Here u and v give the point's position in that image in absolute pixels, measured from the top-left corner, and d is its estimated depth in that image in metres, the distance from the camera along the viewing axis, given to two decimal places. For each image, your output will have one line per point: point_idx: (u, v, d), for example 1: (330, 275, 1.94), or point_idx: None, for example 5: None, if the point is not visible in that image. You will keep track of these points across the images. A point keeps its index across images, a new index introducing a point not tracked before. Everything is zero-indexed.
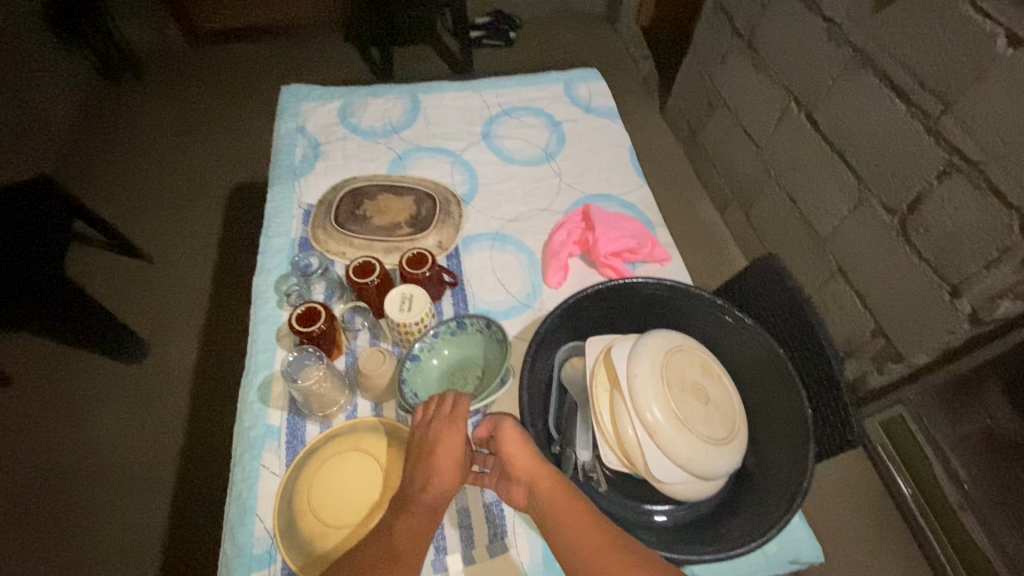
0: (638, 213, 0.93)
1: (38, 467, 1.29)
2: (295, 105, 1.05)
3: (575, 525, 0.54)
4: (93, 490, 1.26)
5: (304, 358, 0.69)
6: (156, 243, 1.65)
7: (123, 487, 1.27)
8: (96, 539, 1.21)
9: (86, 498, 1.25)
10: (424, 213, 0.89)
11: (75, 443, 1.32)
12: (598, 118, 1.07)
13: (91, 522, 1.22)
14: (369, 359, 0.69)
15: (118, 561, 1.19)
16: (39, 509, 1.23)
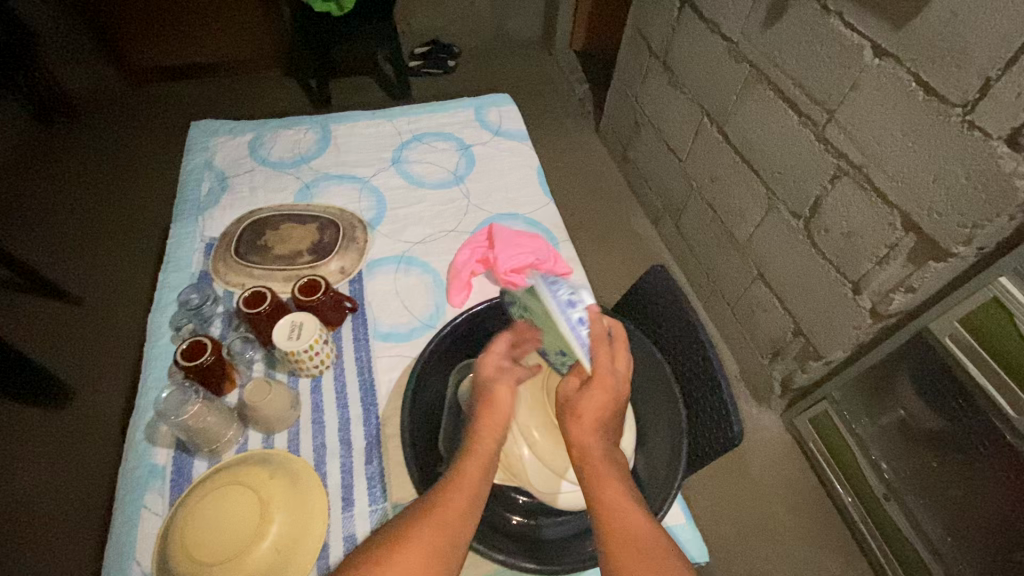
0: (543, 230, 0.96)
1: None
2: (204, 139, 1.05)
3: (608, 488, 0.54)
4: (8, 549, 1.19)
5: (178, 395, 0.66)
6: (83, 285, 1.61)
7: (39, 546, 1.20)
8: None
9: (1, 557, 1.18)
10: (327, 240, 0.89)
11: None
12: (506, 140, 1.10)
13: None
14: (252, 391, 0.68)
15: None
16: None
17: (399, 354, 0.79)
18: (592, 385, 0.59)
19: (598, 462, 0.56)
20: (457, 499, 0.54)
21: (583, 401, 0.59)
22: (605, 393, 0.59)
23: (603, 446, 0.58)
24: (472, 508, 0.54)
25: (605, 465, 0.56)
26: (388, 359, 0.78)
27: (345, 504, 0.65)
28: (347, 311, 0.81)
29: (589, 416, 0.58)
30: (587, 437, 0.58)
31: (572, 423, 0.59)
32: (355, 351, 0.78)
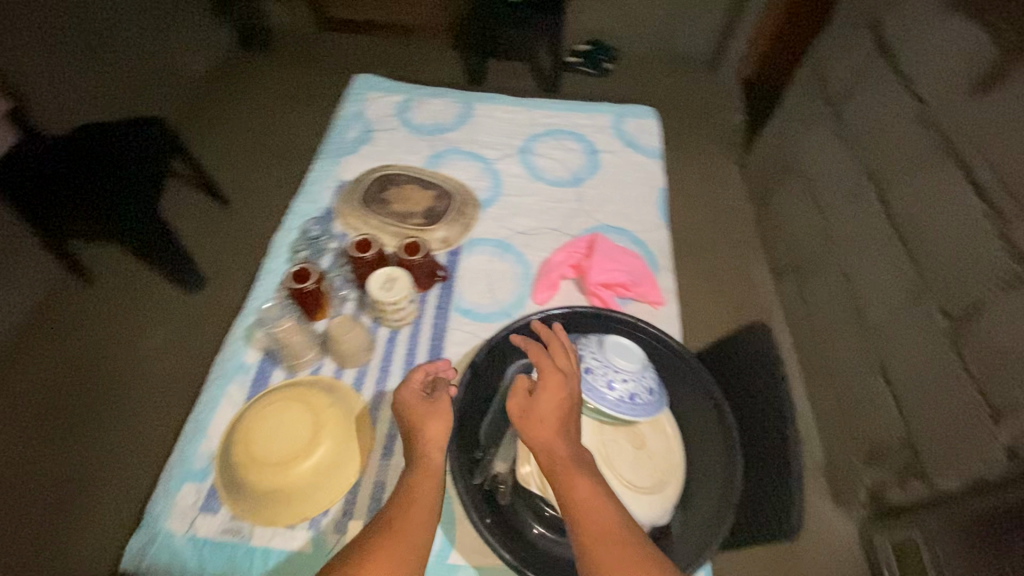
0: (647, 253, 0.92)
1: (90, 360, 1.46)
2: (363, 91, 1.15)
3: (581, 492, 0.52)
4: (127, 390, 1.42)
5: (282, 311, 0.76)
6: (238, 192, 1.84)
7: (150, 398, 1.41)
8: (118, 434, 1.36)
9: (121, 395, 1.41)
10: (439, 209, 0.94)
11: (123, 345, 1.49)
12: (637, 154, 1.07)
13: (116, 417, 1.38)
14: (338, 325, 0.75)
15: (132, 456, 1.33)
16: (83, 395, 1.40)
17: (472, 332, 0.81)
18: (545, 387, 0.58)
19: (563, 459, 0.55)
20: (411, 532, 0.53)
21: (542, 401, 0.57)
22: (560, 397, 0.58)
23: (566, 441, 0.56)
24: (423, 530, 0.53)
25: (573, 467, 0.54)
26: (460, 334, 0.81)
27: (384, 453, 0.69)
28: (437, 279, 0.86)
29: (547, 422, 0.56)
30: (547, 435, 0.56)
31: (530, 426, 0.56)
32: (434, 318, 0.82)
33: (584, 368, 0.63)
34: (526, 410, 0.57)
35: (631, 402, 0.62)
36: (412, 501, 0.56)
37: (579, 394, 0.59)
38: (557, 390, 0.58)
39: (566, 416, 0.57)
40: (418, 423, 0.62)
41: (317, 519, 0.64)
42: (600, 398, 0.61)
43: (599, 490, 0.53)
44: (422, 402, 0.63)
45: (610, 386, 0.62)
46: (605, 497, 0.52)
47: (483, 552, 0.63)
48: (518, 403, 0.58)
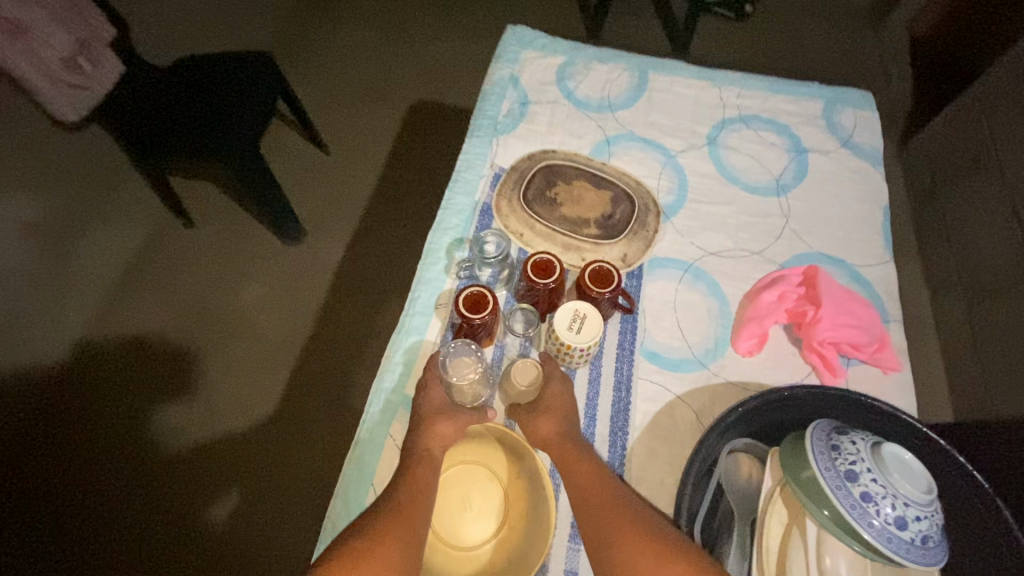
0: (873, 297, 0.75)
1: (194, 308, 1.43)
2: (515, 49, 0.96)
3: (595, 488, 0.54)
4: (234, 344, 1.39)
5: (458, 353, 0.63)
6: (335, 136, 1.72)
7: (251, 355, 1.38)
8: (219, 388, 1.33)
9: (227, 349, 1.38)
10: (617, 217, 0.78)
11: (227, 297, 1.45)
12: (855, 157, 0.86)
13: (223, 371, 1.35)
14: (519, 369, 0.65)
15: (235, 412, 1.31)
16: (190, 341, 1.39)
17: (663, 383, 0.68)
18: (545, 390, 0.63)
19: (561, 443, 0.59)
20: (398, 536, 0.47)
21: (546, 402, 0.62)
22: (561, 397, 0.63)
23: (565, 431, 0.60)
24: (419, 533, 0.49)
25: (581, 456, 0.57)
26: (648, 386, 0.68)
27: (573, 538, 0.59)
28: (620, 309, 0.72)
29: (551, 419, 0.60)
30: (550, 426, 0.60)
31: (538, 422, 0.61)
32: (617, 360, 0.70)
33: (860, 494, 0.50)
34: (532, 407, 0.62)
35: (924, 546, 0.48)
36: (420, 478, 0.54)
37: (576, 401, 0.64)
38: (560, 394, 0.63)
39: (567, 414, 0.62)
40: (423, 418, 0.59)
41: None
42: (889, 542, 0.49)
43: (596, 465, 0.56)
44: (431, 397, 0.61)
45: (899, 523, 0.49)
46: (613, 484, 0.54)
47: None
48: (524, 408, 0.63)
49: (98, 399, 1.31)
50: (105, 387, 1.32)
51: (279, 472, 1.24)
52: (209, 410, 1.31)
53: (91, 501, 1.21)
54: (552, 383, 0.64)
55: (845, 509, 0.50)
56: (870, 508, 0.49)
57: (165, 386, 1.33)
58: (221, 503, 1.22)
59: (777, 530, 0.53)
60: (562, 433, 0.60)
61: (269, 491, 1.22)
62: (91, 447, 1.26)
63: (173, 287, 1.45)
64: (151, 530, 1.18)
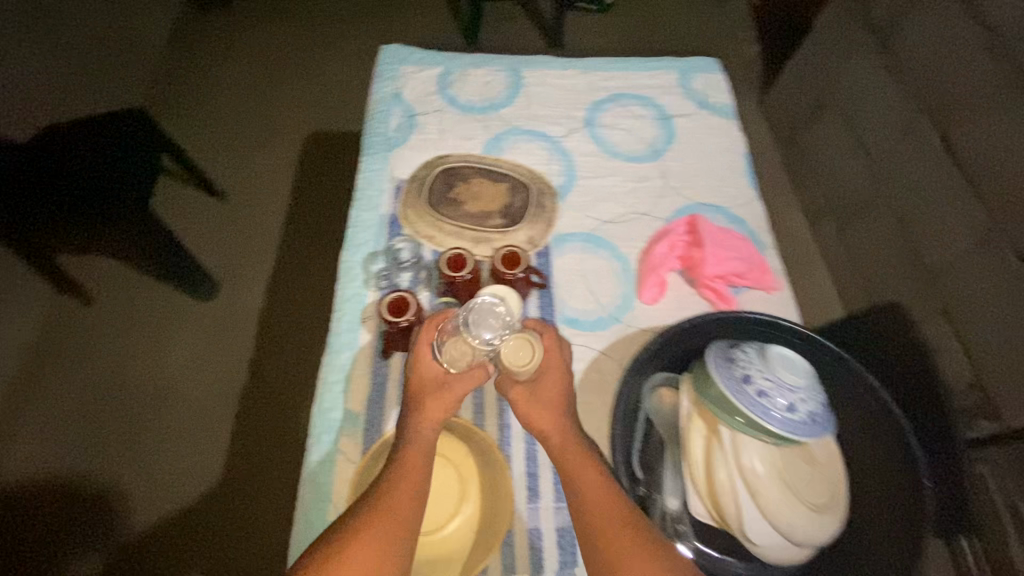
0: (748, 231, 0.85)
1: (111, 388, 1.35)
2: (393, 66, 1.00)
3: (597, 496, 0.54)
4: (165, 415, 1.32)
5: (485, 310, 0.62)
6: (232, 182, 1.67)
7: (187, 422, 1.32)
8: (158, 464, 1.27)
9: (159, 421, 1.32)
10: (518, 205, 0.84)
11: (147, 367, 1.38)
12: (712, 115, 0.97)
13: (160, 444, 1.29)
14: (517, 347, 0.63)
15: (183, 483, 1.26)
16: (114, 423, 1.31)
17: (587, 344, 0.75)
18: (542, 376, 0.63)
19: (562, 445, 0.58)
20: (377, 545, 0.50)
21: (542, 393, 0.62)
22: (557, 385, 0.63)
23: (562, 430, 0.60)
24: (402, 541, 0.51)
25: (582, 457, 0.57)
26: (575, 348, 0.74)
27: (531, 495, 0.63)
28: (535, 286, 0.78)
29: (547, 412, 0.61)
30: (547, 420, 0.60)
31: (534, 413, 0.61)
32: None
33: (757, 393, 0.58)
34: (530, 392, 0.62)
35: (813, 422, 0.57)
36: (410, 476, 0.55)
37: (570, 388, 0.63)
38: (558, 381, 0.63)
39: (563, 405, 0.62)
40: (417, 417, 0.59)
41: None
42: (787, 425, 0.57)
43: (596, 464, 0.57)
44: (437, 383, 0.61)
45: (790, 409, 0.57)
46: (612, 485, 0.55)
47: None
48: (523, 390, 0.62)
49: (27, 506, 1.22)
50: (33, 482, 1.24)
51: (242, 532, 1.21)
52: (154, 474, 1.26)
53: None
54: (550, 372, 0.63)
55: (748, 408, 0.57)
56: (767, 402, 0.57)
57: (98, 464, 1.26)
58: (193, 558, 1.19)
59: (699, 442, 0.60)
60: (561, 427, 0.60)
61: (239, 534, 1.21)
62: (35, 544, 1.19)
63: (84, 372, 1.36)
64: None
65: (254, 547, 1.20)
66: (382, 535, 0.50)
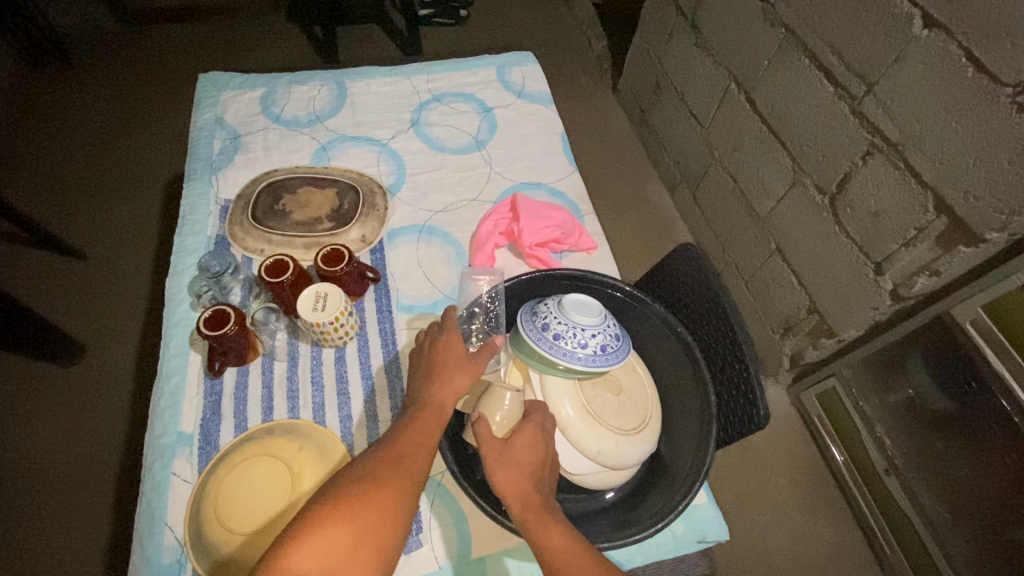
0: (568, 202, 0.93)
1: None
2: (214, 93, 1.00)
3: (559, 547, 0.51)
4: (33, 497, 1.21)
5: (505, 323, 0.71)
6: (89, 239, 1.58)
7: (58, 500, 1.21)
8: (27, 550, 1.16)
9: (27, 504, 1.20)
10: (347, 207, 0.87)
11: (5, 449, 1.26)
12: (529, 103, 1.05)
13: (29, 528, 1.18)
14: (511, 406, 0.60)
15: (59, 565, 1.15)
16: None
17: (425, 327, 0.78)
18: (518, 434, 0.57)
19: (524, 506, 0.54)
20: (390, 496, 0.52)
21: (518, 447, 0.56)
22: (533, 445, 0.57)
23: (525, 488, 0.55)
24: (407, 505, 0.52)
25: (546, 512, 0.54)
26: (411, 332, 0.77)
27: None
28: (370, 281, 0.80)
29: (515, 470, 0.55)
30: (511, 477, 0.55)
31: (501, 464, 0.55)
32: (379, 323, 0.78)
33: (553, 336, 0.62)
34: (503, 447, 0.56)
35: (604, 353, 0.62)
36: (408, 462, 0.55)
37: (551, 453, 0.59)
38: (535, 441, 0.57)
39: (542, 466, 0.57)
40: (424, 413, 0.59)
41: None
42: (582, 360, 0.61)
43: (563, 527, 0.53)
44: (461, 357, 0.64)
45: (583, 344, 0.61)
46: (577, 540, 0.52)
47: (503, 534, 0.63)
48: (497, 437, 0.57)
49: None
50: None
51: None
52: (24, 564, 1.15)
53: None
54: (527, 431, 0.57)
55: (547, 352, 0.61)
56: (562, 343, 0.61)
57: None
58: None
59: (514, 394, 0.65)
60: (530, 483, 0.55)
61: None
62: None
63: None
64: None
65: None
66: (376, 514, 0.50)
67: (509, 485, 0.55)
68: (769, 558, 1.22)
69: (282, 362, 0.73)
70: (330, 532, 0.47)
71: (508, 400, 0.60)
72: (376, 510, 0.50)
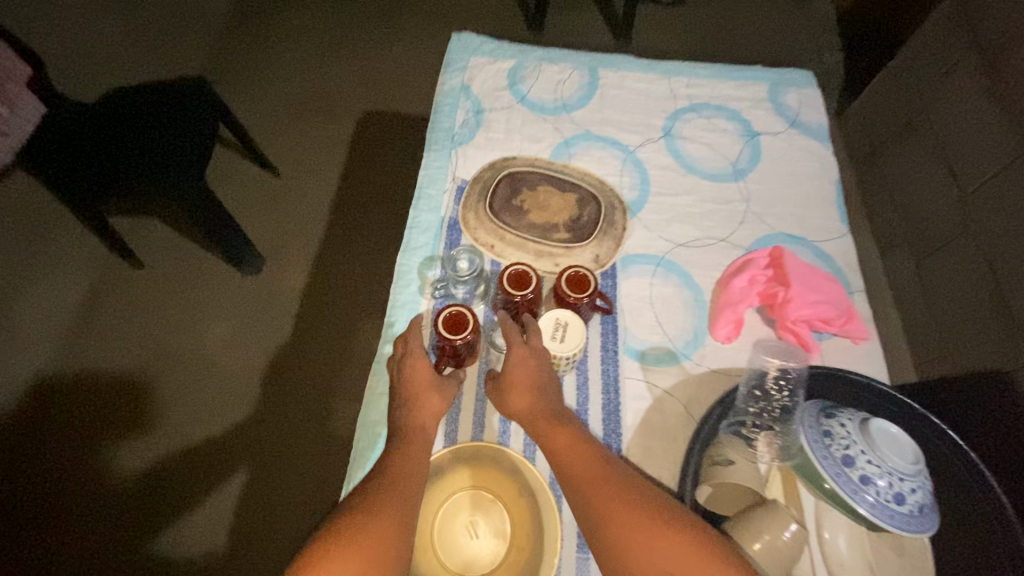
0: (835, 270, 0.78)
1: (158, 335, 1.33)
2: (463, 56, 0.94)
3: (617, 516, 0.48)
4: (210, 368, 1.30)
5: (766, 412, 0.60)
6: (282, 155, 1.63)
7: (222, 382, 1.28)
8: (195, 409, 1.25)
9: (204, 371, 1.29)
10: (586, 218, 0.79)
11: (193, 321, 1.36)
12: (803, 136, 0.89)
13: (200, 393, 1.27)
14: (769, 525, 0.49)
15: (216, 437, 1.22)
16: (148, 371, 1.28)
17: (653, 381, 0.69)
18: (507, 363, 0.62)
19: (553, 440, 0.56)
20: (389, 510, 0.49)
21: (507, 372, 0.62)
22: (523, 364, 0.62)
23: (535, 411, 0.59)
24: (408, 518, 0.50)
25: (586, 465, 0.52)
26: (637, 382, 0.69)
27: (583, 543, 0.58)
28: (600, 310, 0.71)
29: (517, 402, 0.60)
30: (520, 402, 0.60)
31: (504, 392, 0.61)
32: (603, 362, 0.70)
33: (858, 478, 0.51)
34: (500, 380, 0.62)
35: (921, 514, 0.51)
36: (403, 484, 0.52)
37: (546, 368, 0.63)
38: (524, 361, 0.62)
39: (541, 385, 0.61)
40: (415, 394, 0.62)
41: None
42: (890, 518, 0.51)
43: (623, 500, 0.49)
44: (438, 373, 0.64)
45: (899, 497, 0.51)
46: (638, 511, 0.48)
47: None
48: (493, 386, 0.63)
49: (51, 419, 1.22)
50: (60, 415, 1.22)
51: (266, 515, 1.14)
52: (194, 420, 1.24)
53: (56, 535, 1.11)
54: (515, 354, 0.62)
55: (847, 495, 0.52)
56: (871, 491, 0.51)
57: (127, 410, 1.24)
58: (217, 515, 1.14)
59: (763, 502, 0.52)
60: (535, 410, 0.59)
61: (261, 517, 1.14)
62: (52, 480, 1.16)
63: (115, 321, 1.34)
64: (131, 571, 1.09)
65: (281, 516, 1.14)
66: (379, 534, 0.47)
67: (515, 411, 0.60)
68: None
69: None
70: (345, 558, 0.45)
71: (792, 528, 0.49)
72: (382, 533, 0.47)
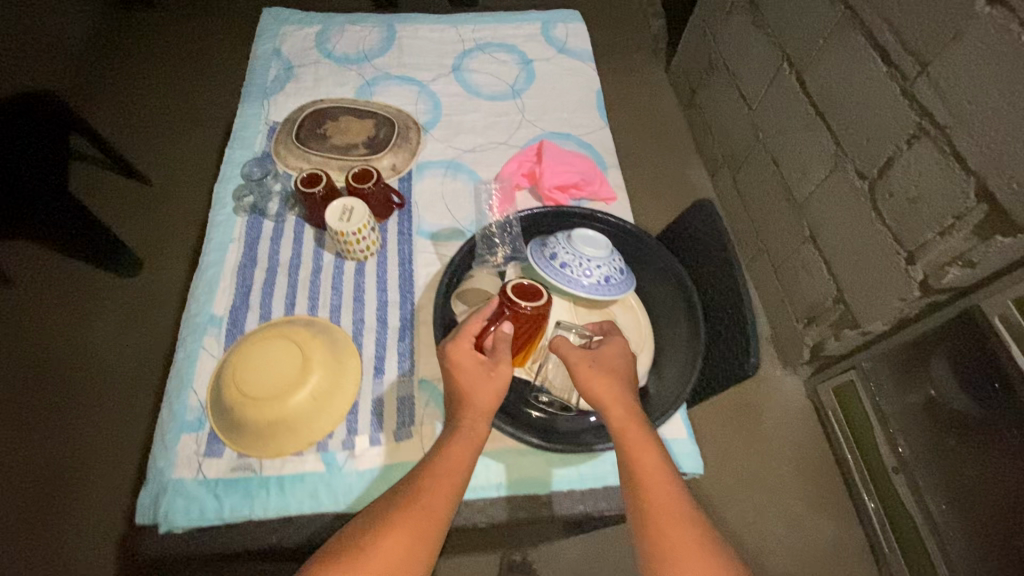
0: (593, 153, 0.95)
1: (37, 352, 1.35)
2: (274, 26, 1.07)
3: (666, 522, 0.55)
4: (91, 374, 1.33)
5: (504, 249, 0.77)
6: (150, 163, 1.68)
7: (107, 379, 1.32)
8: (81, 418, 1.27)
9: (86, 382, 1.31)
10: (382, 137, 0.92)
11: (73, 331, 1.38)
12: (569, 58, 1.08)
13: (83, 401, 1.29)
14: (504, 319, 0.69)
15: (102, 434, 1.25)
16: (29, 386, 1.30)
17: (442, 252, 0.83)
18: (602, 350, 0.62)
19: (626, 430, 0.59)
20: (426, 509, 0.55)
21: (604, 356, 0.62)
22: (615, 354, 0.63)
23: (621, 400, 0.60)
24: (440, 515, 0.56)
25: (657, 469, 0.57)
26: (428, 255, 0.82)
27: (378, 371, 0.71)
28: (394, 206, 0.85)
29: (606, 391, 0.60)
30: (605, 388, 0.60)
31: (586, 373, 0.61)
32: (399, 244, 0.83)
33: (560, 264, 0.66)
34: (591, 357, 0.62)
35: (608, 283, 0.66)
36: (445, 474, 0.57)
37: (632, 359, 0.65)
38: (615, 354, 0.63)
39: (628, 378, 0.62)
40: (465, 386, 0.60)
41: (323, 443, 0.66)
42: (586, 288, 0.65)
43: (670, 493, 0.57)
44: (479, 362, 0.61)
45: (588, 273, 0.66)
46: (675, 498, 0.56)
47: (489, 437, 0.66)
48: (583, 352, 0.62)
49: None
50: None
51: None
52: (80, 434, 1.25)
53: None
54: (611, 343, 0.64)
55: (554, 279, 0.66)
56: (569, 270, 0.66)
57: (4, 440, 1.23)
58: (109, 515, 1.16)
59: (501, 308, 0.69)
60: (622, 400, 0.60)
61: None
62: None
63: None
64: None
65: None
66: (411, 531, 0.54)
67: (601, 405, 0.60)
68: (761, 542, 1.22)
69: (307, 267, 0.80)
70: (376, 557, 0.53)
71: None
72: (415, 533, 0.54)
